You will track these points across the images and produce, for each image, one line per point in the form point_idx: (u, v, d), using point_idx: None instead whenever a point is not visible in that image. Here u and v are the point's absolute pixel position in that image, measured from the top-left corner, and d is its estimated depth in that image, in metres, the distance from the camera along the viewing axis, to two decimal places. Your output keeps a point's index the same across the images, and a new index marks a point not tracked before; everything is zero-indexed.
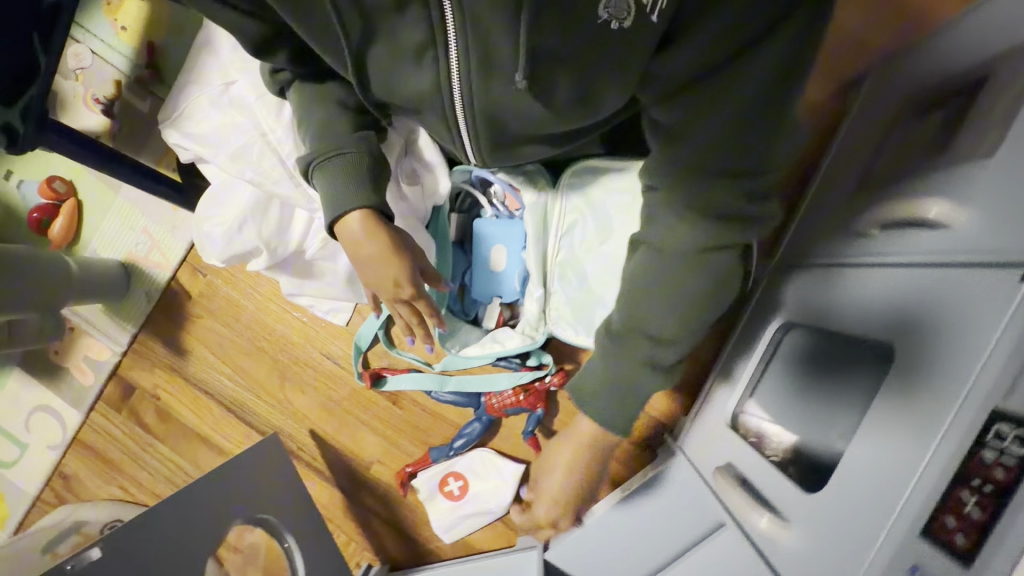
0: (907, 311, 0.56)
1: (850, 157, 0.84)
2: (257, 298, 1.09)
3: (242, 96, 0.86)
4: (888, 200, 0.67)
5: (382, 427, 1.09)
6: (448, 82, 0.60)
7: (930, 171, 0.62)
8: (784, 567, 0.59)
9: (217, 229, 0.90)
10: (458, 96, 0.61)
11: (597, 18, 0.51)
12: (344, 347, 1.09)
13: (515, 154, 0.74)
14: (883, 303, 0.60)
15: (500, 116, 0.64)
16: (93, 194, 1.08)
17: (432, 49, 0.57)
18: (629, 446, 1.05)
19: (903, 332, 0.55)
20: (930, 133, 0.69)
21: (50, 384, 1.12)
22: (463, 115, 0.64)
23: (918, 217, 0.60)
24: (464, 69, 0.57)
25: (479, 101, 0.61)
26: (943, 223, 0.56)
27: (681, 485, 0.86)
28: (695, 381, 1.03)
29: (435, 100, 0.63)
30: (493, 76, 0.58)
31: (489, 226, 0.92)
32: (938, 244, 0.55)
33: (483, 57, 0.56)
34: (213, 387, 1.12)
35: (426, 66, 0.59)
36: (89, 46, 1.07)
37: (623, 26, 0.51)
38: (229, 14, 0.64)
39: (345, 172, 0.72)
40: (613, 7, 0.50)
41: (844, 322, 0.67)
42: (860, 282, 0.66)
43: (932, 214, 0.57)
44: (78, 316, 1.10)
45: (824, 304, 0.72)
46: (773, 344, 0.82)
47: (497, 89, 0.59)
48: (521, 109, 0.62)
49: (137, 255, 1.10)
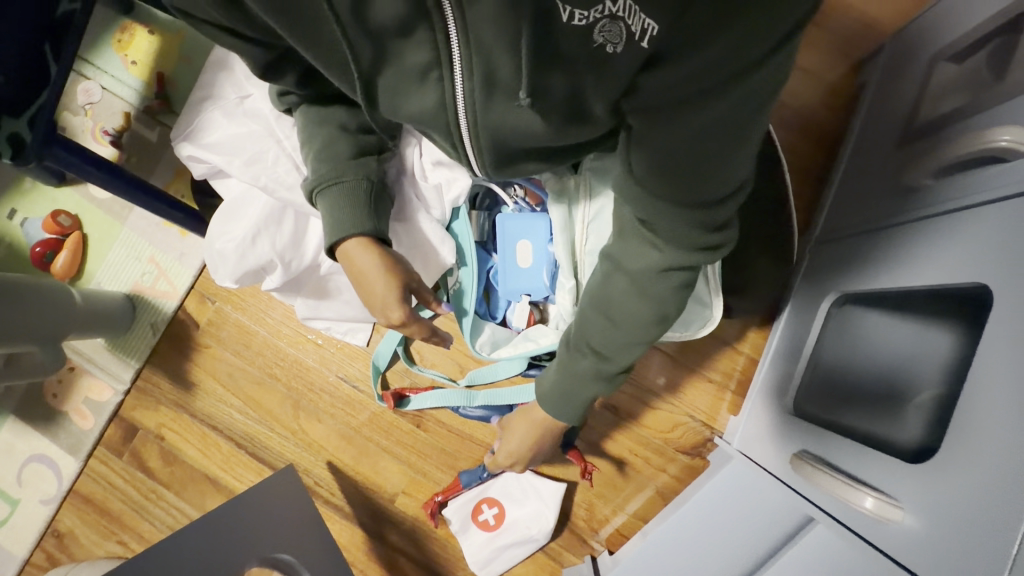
0: (1010, 245, 0.51)
1: (877, 130, 0.84)
2: (268, 323, 1.04)
3: (257, 106, 0.85)
4: (940, 149, 0.64)
5: (406, 453, 1.01)
6: (453, 104, 0.57)
7: (990, 110, 0.60)
8: (909, 555, 0.51)
9: (228, 245, 0.86)
10: (463, 116, 0.58)
11: (590, 42, 0.44)
12: (362, 369, 1.02)
13: (516, 170, 0.68)
14: (955, 245, 0.58)
15: (505, 140, 0.60)
16: (99, 226, 1.05)
17: (436, 70, 0.54)
18: (675, 454, 0.98)
19: (1003, 267, 0.51)
20: (973, 82, 0.68)
21: (45, 432, 1.04)
22: (466, 134, 0.60)
23: (984, 152, 0.57)
24: (468, 93, 0.54)
25: (483, 123, 0.57)
26: (1017, 153, 0.54)
27: (742, 478, 0.80)
28: (741, 377, 0.97)
29: (441, 117, 0.60)
30: (496, 96, 0.53)
31: (511, 221, 0.87)
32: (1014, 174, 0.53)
33: (486, 80, 0.52)
34: (221, 422, 1.04)
35: (430, 85, 0.57)
36: (99, 81, 1.07)
37: (619, 50, 0.44)
38: (235, 41, 0.64)
39: (345, 200, 0.71)
40: (607, 31, 0.43)
41: (903, 280, 0.64)
42: (922, 235, 0.63)
43: (1004, 142, 0.54)
44: (78, 354, 1.04)
45: (883, 264, 0.68)
46: (828, 321, 0.78)
47: (497, 110, 0.55)
48: (519, 128, 0.56)
49: (143, 285, 1.05)
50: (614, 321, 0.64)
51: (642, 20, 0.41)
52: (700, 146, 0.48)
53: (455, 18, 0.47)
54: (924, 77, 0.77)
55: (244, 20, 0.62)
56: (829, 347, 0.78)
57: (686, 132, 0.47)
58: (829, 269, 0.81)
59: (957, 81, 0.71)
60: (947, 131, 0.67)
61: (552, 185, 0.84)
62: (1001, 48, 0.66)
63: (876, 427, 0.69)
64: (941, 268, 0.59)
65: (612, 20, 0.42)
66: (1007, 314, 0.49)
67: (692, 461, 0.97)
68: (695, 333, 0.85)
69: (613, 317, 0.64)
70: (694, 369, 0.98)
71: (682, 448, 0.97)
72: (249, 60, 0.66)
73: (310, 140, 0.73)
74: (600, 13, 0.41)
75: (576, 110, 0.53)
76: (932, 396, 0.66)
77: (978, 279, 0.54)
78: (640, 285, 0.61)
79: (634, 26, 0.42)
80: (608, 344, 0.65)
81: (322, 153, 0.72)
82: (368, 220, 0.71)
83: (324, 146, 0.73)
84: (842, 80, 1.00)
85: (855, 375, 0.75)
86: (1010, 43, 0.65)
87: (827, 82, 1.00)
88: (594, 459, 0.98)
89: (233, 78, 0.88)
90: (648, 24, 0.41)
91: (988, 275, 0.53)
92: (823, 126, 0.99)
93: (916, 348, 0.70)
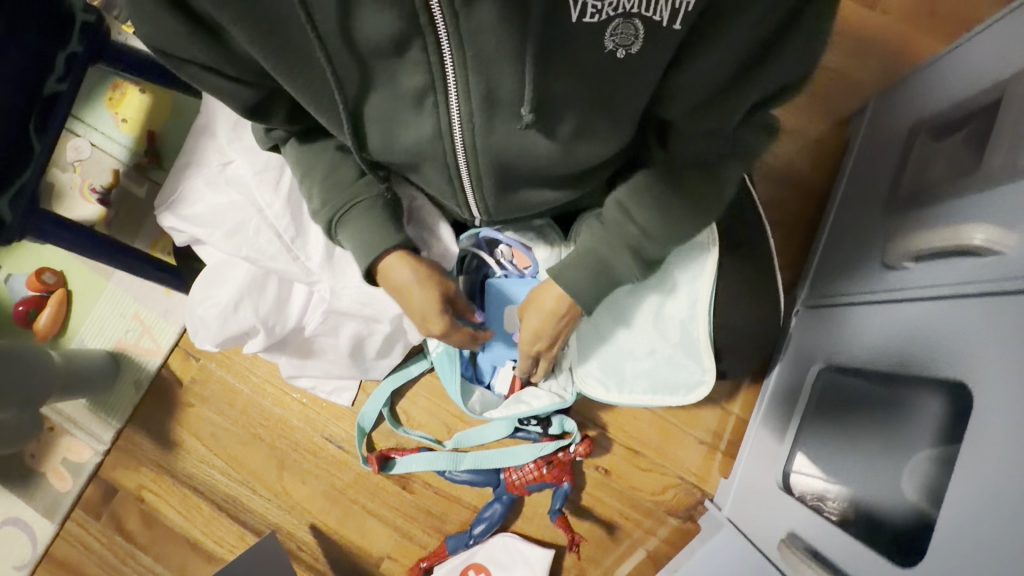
0: (974, 343, 0.53)
1: (859, 191, 0.86)
2: (254, 381, 1.02)
3: (239, 174, 0.84)
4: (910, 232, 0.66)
5: (391, 516, 0.98)
6: (449, 133, 0.58)
7: (960, 194, 0.61)
8: None
9: (211, 311, 0.86)
10: (460, 141, 0.58)
11: (602, 49, 0.49)
12: (347, 429, 1.01)
13: (516, 199, 0.70)
14: (942, 323, 0.58)
15: (506, 161, 0.61)
16: (83, 283, 1.05)
17: (431, 94, 0.55)
18: (666, 517, 0.96)
19: (982, 364, 0.51)
20: (948, 155, 0.70)
21: (22, 494, 1.01)
22: (464, 159, 0.61)
23: (953, 245, 0.56)
24: (465, 116, 0.55)
25: (483, 143, 0.58)
26: (991, 251, 0.53)
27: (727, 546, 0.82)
28: (734, 438, 0.96)
29: (435, 147, 0.60)
30: (497, 117, 0.55)
31: (499, 287, 0.88)
32: (1004, 269, 0.52)
33: (485, 100, 0.53)
34: (203, 483, 1.01)
35: (426, 113, 0.57)
36: (89, 138, 1.08)
37: (631, 52, 0.49)
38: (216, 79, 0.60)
39: (367, 220, 0.70)
40: (618, 36, 0.48)
41: (888, 351, 0.65)
42: (900, 319, 0.64)
43: (978, 241, 0.54)
44: (57, 413, 1.02)
45: (877, 344, 0.68)
46: (815, 390, 0.79)
47: (500, 131, 0.57)
48: (526, 149, 0.59)
49: (126, 343, 1.04)
50: (663, 204, 0.65)
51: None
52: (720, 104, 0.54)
53: (449, 34, 0.47)
54: (903, 145, 0.78)
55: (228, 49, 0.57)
56: (813, 413, 0.78)
57: (726, 115, 0.55)
58: (821, 335, 0.80)
59: (936, 152, 0.72)
60: (925, 206, 0.67)
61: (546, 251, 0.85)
62: (977, 126, 0.67)
63: (869, 499, 0.65)
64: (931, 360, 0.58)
65: (626, 20, 0.46)
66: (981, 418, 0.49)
67: (683, 524, 0.95)
68: (695, 398, 0.87)
69: (664, 201, 0.65)
70: (683, 429, 0.97)
71: (672, 510, 0.96)
72: (235, 101, 0.62)
73: (311, 169, 0.70)
74: (615, 12, 0.46)
75: (580, 126, 0.57)
76: (927, 457, 0.59)
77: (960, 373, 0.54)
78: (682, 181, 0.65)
79: (650, 19, 0.46)
80: (656, 222, 0.66)
81: (327, 183, 0.70)
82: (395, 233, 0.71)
83: (326, 177, 0.70)
84: (828, 134, 1.01)
85: (847, 438, 0.72)
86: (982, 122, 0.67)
87: (813, 137, 1.01)
88: (583, 522, 0.96)
89: (218, 143, 0.87)
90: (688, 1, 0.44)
91: (969, 371, 0.52)
92: (810, 180, 1.00)
93: (901, 405, 0.65)
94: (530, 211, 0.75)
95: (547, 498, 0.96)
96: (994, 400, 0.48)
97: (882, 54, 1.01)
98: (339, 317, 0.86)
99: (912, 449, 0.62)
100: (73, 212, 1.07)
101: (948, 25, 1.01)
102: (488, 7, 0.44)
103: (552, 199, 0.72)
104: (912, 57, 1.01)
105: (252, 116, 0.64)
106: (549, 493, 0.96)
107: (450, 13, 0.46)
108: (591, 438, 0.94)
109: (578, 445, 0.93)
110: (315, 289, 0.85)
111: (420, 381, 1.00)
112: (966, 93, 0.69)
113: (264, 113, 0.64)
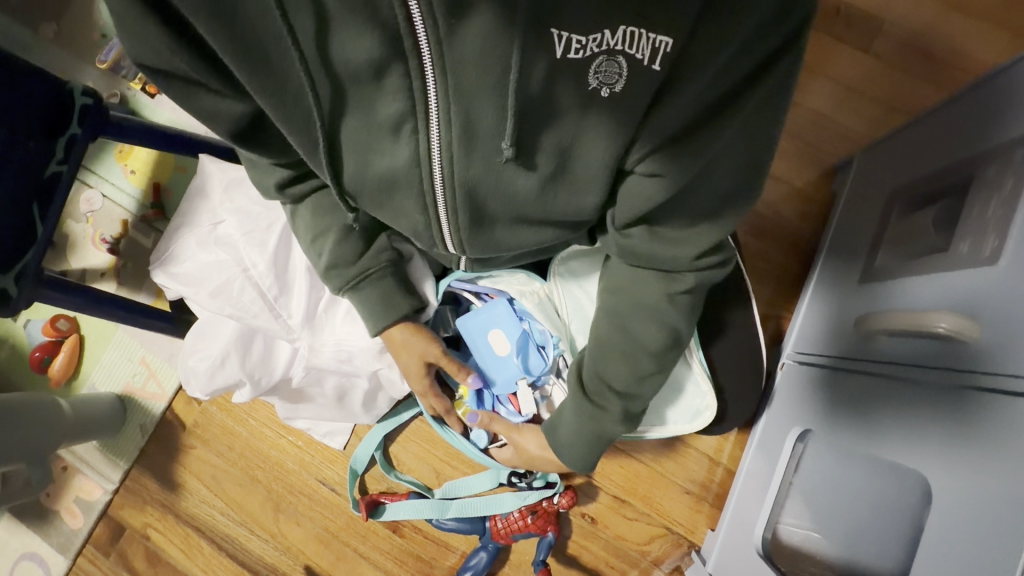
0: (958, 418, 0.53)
1: (844, 249, 0.87)
2: (251, 424, 1.06)
3: (228, 235, 0.87)
4: (889, 310, 0.68)
5: (383, 559, 1.01)
6: (427, 160, 0.57)
7: (939, 271, 0.63)
8: None
9: (202, 363, 0.87)
10: (438, 170, 0.58)
11: (586, 84, 0.48)
12: (340, 473, 1.04)
13: (491, 237, 0.67)
14: (940, 375, 0.57)
15: (481, 196, 0.60)
16: (94, 330, 1.10)
17: (410, 120, 0.54)
18: (654, 566, 0.96)
19: (940, 472, 0.53)
20: (924, 227, 0.72)
21: (38, 530, 1.07)
22: (441, 192, 0.60)
23: (917, 324, 0.58)
24: (443, 144, 0.54)
25: (461, 174, 0.57)
26: (957, 339, 0.55)
27: None
28: (725, 489, 0.96)
29: (411, 174, 0.59)
30: (474, 148, 0.55)
31: (472, 320, 0.86)
32: (963, 365, 0.55)
33: (465, 129, 0.53)
34: (203, 522, 1.05)
35: (403, 140, 0.56)
36: (101, 190, 1.14)
37: (614, 91, 0.48)
38: (204, 101, 0.58)
39: (381, 289, 0.75)
40: (602, 74, 0.47)
41: (889, 415, 0.62)
42: (891, 396, 0.63)
43: (943, 327, 0.55)
44: (71, 454, 1.08)
45: (864, 419, 0.66)
46: (796, 457, 0.78)
47: (478, 162, 0.56)
48: (506, 184, 0.58)
49: (134, 386, 1.09)
50: (630, 361, 0.71)
51: (660, 37, 0.43)
52: (690, 133, 0.52)
53: (431, 57, 0.47)
54: (885, 208, 0.81)
55: (225, 80, 0.56)
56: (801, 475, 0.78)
57: (694, 159, 0.54)
58: (802, 397, 0.80)
59: (913, 222, 0.75)
60: (885, 284, 0.72)
61: (520, 285, 0.84)
62: (946, 209, 0.70)
63: (858, 563, 0.68)
64: (908, 437, 0.59)
65: (609, 57, 0.45)
66: (946, 511, 0.51)
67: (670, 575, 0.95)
68: (702, 424, 0.84)
69: (631, 358, 0.71)
70: (671, 477, 0.97)
71: (659, 560, 0.96)
72: (224, 126, 0.61)
73: (325, 233, 0.73)
74: (598, 48, 0.45)
75: (561, 166, 0.57)
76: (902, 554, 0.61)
77: (919, 469, 0.56)
78: (638, 337, 0.71)
79: (632, 57, 0.45)
80: (630, 382, 0.72)
81: (335, 253, 0.73)
82: (405, 305, 0.77)
83: (340, 244, 0.73)
84: (815, 184, 1.01)
85: (833, 508, 0.73)
86: (956, 199, 0.69)
87: (802, 187, 1.02)
88: (569, 571, 0.97)
89: (210, 204, 0.90)
90: (665, 40, 0.44)
91: (928, 468, 0.55)
92: (796, 230, 1.00)
93: (895, 500, 0.62)
94: (504, 252, 0.72)
95: (532, 546, 0.98)
96: (959, 507, 0.50)
97: (874, 104, 1.02)
98: (329, 368, 0.87)
99: (890, 543, 0.63)
100: (86, 261, 1.12)
101: (938, 77, 1.02)
102: (470, 27, 0.44)
103: (533, 241, 0.69)
104: (902, 107, 1.02)
105: (240, 139, 0.62)
106: (534, 542, 0.97)
107: (434, 39, 0.45)
108: (573, 488, 0.95)
109: (562, 497, 0.93)
110: (298, 343, 0.87)
111: (410, 426, 1.03)
112: (939, 169, 0.71)
113: (254, 133, 0.63)
